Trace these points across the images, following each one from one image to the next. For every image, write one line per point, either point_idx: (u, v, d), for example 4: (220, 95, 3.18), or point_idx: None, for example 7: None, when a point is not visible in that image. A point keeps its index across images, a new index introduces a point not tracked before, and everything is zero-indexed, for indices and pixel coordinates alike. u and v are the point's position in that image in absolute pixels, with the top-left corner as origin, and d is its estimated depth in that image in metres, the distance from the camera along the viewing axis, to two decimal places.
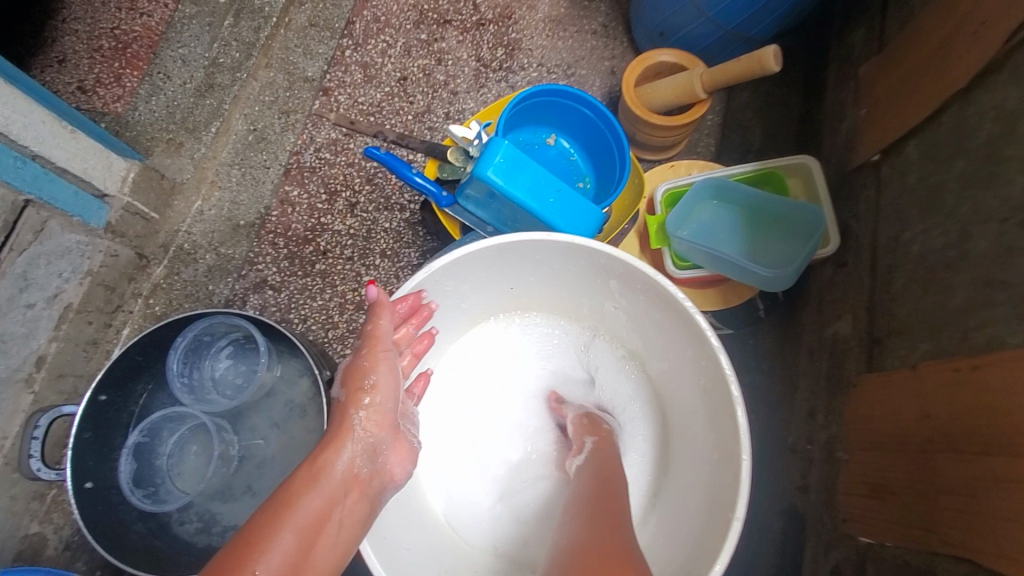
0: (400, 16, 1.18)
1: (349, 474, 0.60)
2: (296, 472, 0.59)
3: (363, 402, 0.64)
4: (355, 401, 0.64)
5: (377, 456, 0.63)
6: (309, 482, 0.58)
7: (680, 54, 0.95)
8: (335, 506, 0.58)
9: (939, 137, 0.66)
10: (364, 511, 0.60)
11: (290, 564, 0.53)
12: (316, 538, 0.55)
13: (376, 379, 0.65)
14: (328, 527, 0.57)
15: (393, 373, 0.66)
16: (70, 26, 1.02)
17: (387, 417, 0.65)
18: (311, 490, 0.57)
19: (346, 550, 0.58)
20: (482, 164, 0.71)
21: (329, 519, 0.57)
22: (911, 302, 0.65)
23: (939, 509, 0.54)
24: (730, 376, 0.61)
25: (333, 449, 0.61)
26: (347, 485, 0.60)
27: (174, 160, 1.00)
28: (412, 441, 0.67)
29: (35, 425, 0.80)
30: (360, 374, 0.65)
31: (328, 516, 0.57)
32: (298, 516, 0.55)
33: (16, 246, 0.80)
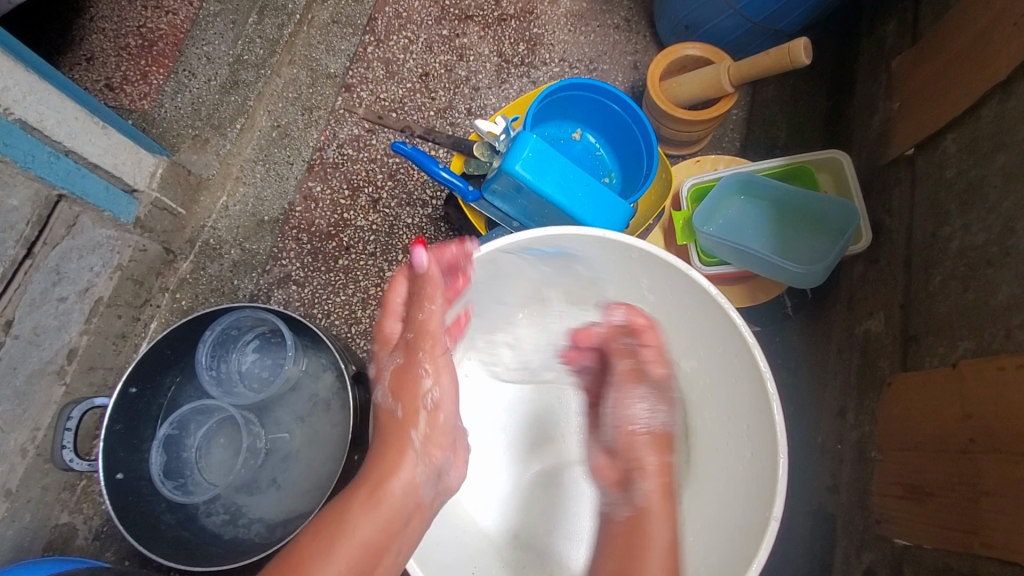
0: (422, 12, 1.18)
1: (409, 501, 0.62)
2: (356, 492, 0.61)
3: (418, 422, 0.65)
4: (413, 421, 0.65)
5: (437, 478, 0.65)
6: (364, 505, 0.60)
7: (706, 47, 0.94)
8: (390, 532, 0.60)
9: (979, 130, 0.65)
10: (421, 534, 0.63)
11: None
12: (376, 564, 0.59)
13: (432, 388, 0.66)
14: (388, 555, 0.60)
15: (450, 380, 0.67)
16: (98, 25, 1.03)
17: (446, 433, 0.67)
18: (364, 516, 0.60)
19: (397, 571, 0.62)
20: (510, 158, 0.71)
21: (387, 549, 0.60)
22: (950, 299, 0.63)
23: (981, 510, 0.53)
24: (765, 372, 0.61)
25: (389, 472, 0.62)
26: (408, 511, 0.62)
27: (200, 156, 1.02)
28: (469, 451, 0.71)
29: (69, 416, 0.84)
30: (415, 387, 0.66)
31: (386, 547, 0.60)
32: (349, 544, 0.58)
33: (49, 241, 0.82)
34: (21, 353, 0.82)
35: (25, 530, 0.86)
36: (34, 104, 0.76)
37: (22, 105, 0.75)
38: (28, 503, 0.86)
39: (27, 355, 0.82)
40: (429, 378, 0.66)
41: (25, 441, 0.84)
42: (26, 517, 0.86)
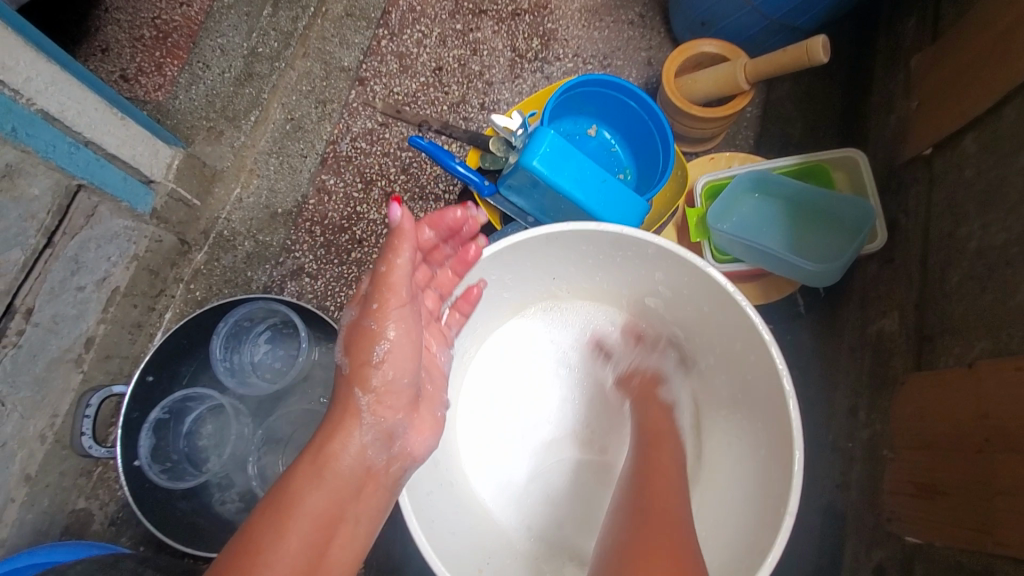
0: (436, 5, 1.18)
1: (360, 466, 0.61)
2: (302, 469, 0.59)
3: (369, 384, 0.63)
4: (360, 379, 0.63)
5: (388, 439, 0.63)
6: (312, 481, 0.59)
7: (722, 44, 0.94)
8: (346, 506, 0.59)
9: (999, 130, 0.64)
10: (380, 502, 0.62)
11: (310, 555, 0.55)
12: (333, 535, 0.58)
13: (384, 350, 0.63)
14: (343, 526, 0.59)
15: (403, 339, 0.64)
16: (111, 16, 1.03)
17: (401, 395, 0.64)
18: (315, 489, 0.58)
19: (353, 555, 0.59)
20: (527, 153, 0.71)
21: (344, 517, 0.59)
22: (967, 299, 0.63)
23: (994, 510, 0.54)
24: (783, 369, 0.61)
25: (338, 445, 0.61)
26: (360, 479, 0.61)
27: (216, 148, 1.03)
28: (434, 414, 0.68)
29: (87, 403, 0.88)
30: (364, 351, 0.63)
31: (342, 514, 0.59)
32: (299, 518, 0.56)
33: (68, 231, 0.83)
34: (41, 341, 0.83)
35: (43, 515, 0.87)
36: (54, 94, 0.77)
37: (44, 95, 0.76)
38: (46, 488, 0.87)
39: (46, 343, 0.84)
40: (379, 334, 0.63)
41: (44, 427, 0.86)
42: (45, 501, 0.88)
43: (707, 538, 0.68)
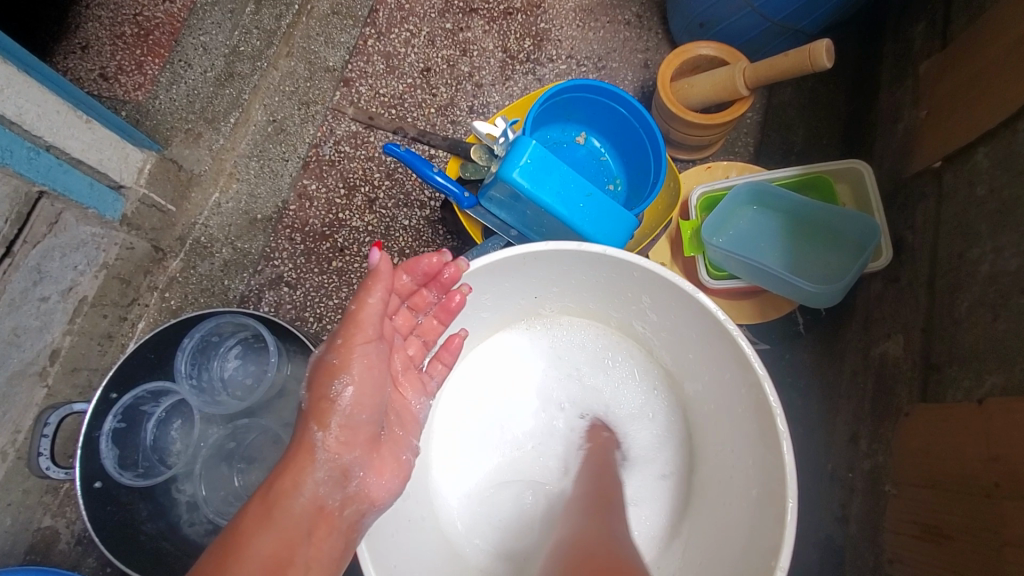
0: (425, 4, 1.13)
1: (312, 506, 0.58)
2: (250, 516, 0.56)
3: (327, 420, 0.59)
4: (318, 415, 0.59)
5: (342, 478, 0.59)
6: (261, 522, 0.55)
7: (720, 47, 0.89)
8: (296, 549, 0.56)
9: (1017, 144, 0.59)
10: (335, 550, 0.58)
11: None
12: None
13: (346, 386, 0.58)
14: (291, 572, 0.55)
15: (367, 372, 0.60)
16: (93, 12, 1.00)
17: (359, 432, 0.60)
18: (264, 532, 0.55)
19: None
20: (507, 164, 0.66)
21: (291, 563, 0.55)
22: (978, 327, 0.58)
23: (1006, 562, 0.49)
24: (776, 408, 0.56)
25: (291, 487, 0.57)
26: (312, 520, 0.57)
27: (194, 151, 0.99)
28: (398, 457, 0.63)
29: (45, 423, 0.77)
30: (323, 386, 0.59)
31: (288, 560, 0.55)
32: (247, 563, 0.53)
33: (29, 239, 0.79)
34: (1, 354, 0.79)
35: (5, 534, 0.84)
36: (12, 96, 0.73)
37: (1, 98, 0.72)
38: (9, 506, 0.84)
39: (7, 357, 0.80)
40: (342, 368, 0.58)
41: (5, 444, 0.83)
42: (8, 520, 0.84)
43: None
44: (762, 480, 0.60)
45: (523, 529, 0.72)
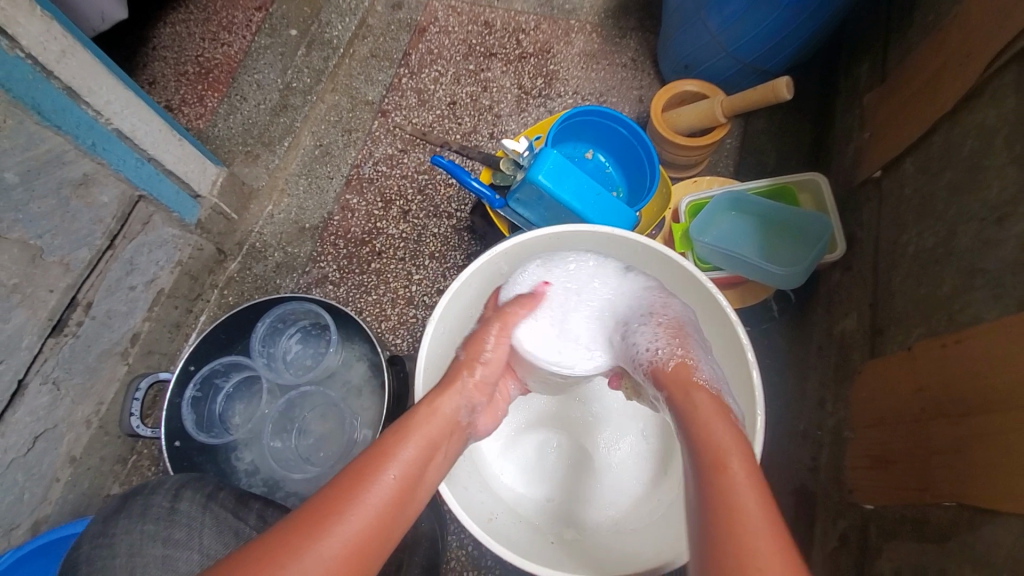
0: (452, 49, 1.33)
1: (456, 415, 0.62)
2: (415, 410, 0.59)
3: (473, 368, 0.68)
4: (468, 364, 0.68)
5: (475, 409, 0.65)
6: (426, 413, 0.59)
7: (702, 84, 1.08)
8: (444, 441, 0.59)
9: (931, 153, 0.75)
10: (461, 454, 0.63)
11: (413, 473, 0.54)
12: (430, 461, 0.56)
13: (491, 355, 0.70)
14: (439, 455, 0.58)
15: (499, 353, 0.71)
16: (160, 54, 1.27)
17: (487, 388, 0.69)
18: (428, 420, 0.59)
19: (433, 489, 0.57)
20: (533, 169, 0.83)
21: (437, 449, 0.58)
22: (909, 295, 0.73)
23: (929, 468, 0.61)
24: (746, 343, 0.69)
25: (445, 393, 0.62)
26: (453, 425, 0.61)
27: (252, 169, 1.17)
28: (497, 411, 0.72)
29: (135, 389, 0.91)
30: (476, 348, 0.70)
31: (438, 445, 0.58)
32: (420, 437, 0.56)
33: (127, 235, 0.95)
34: (96, 333, 0.94)
35: (84, 495, 0.96)
36: (129, 116, 0.89)
37: (121, 117, 0.88)
38: (88, 470, 0.96)
39: (100, 335, 0.95)
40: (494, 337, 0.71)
41: (91, 413, 0.96)
42: (86, 483, 0.96)
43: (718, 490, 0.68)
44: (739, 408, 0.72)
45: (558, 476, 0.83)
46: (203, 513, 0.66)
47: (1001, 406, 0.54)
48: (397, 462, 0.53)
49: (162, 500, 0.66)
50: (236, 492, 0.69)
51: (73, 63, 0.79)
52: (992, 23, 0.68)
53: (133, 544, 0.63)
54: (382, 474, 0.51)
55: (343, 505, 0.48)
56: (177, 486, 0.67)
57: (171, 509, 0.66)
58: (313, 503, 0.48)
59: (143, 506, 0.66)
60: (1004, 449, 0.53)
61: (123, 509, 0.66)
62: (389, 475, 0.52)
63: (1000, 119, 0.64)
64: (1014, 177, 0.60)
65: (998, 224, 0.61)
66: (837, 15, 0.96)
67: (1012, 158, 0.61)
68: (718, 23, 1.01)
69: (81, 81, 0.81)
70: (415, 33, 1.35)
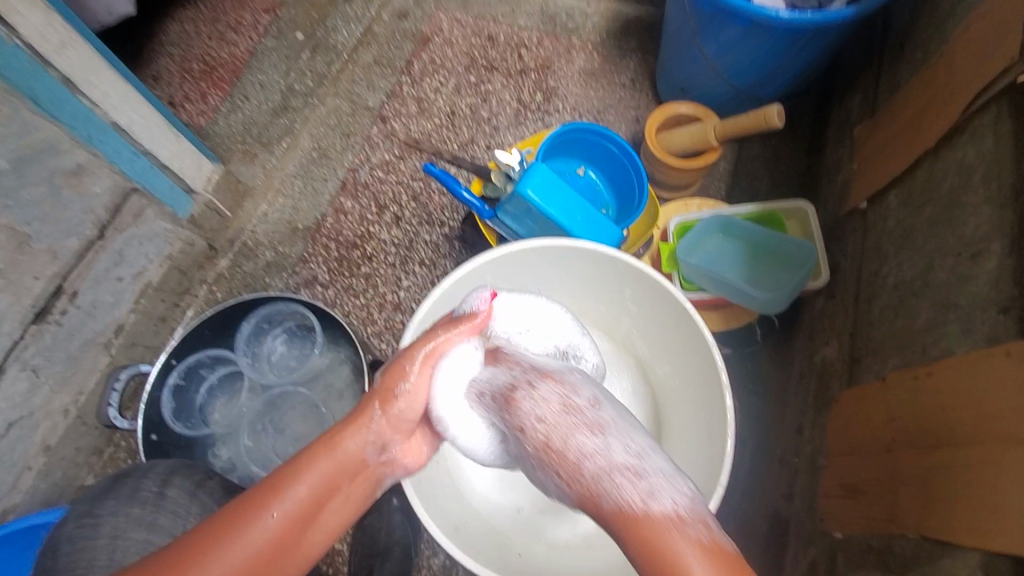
0: (454, 59, 1.35)
1: (359, 458, 0.55)
2: (315, 441, 0.55)
3: (391, 401, 0.57)
4: (385, 395, 0.57)
5: (387, 449, 0.57)
6: (326, 448, 0.54)
7: (696, 106, 1.09)
8: (341, 481, 0.54)
9: (913, 187, 0.76)
10: (369, 491, 0.56)
11: (302, 516, 0.52)
12: (325, 503, 0.53)
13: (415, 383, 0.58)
14: (336, 495, 0.54)
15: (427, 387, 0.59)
16: (166, 50, 1.28)
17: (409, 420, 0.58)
18: (327, 455, 0.54)
19: (337, 521, 0.55)
20: (522, 183, 0.84)
21: (337, 489, 0.54)
22: (887, 326, 0.73)
23: (897, 498, 0.61)
24: (720, 366, 0.71)
25: (352, 427, 0.56)
26: (357, 464, 0.55)
27: (249, 168, 1.21)
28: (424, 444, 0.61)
29: (116, 378, 0.93)
30: (395, 376, 0.57)
31: (338, 486, 0.54)
32: (316, 473, 0.53)
33: (117, 226, 0.96)
34: (79, 322, 0.94)
35: (57, 484, 0.96)
36: (127, 111, 0.91)
37: (119, 110, 0.90)
38: (61, 459, 0.96)
39: (84, 325, 0.95)
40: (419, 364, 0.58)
41: (70, 402, 0.96)
42: (60, 472, 0.96)
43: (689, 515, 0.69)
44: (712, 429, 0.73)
45: None
46: (191, 501, 0.69)
47: (967, 439, 0.54)
48: (286, 500, 0.51)
49: (152, 484, 0.70)
50: (223, 483, 0.74)
51: (72, 57, 0.81)
52: (975, 63, 0.69)
53: (116, 526, 0.66)
54: (262, 517, 0.51)
55: (212, 547, 0.49)
56: (167, 472, 0.71)
57: (159, 494, 0.69)
58: (191, 540, 0.50)
59: (133, 489, 0.69)
60: (969, 483, 0.53)
61: (113, 489, 0.69)
62: (270, 518, 0.51)
63: (978, 157, 0.65)
64: (988, 216, 0.61)
65: (972, 260, 0.62)
66: (830, 48, 0.97)
67: (987, 197, 0.62)
68: (714, 50, 1.02)
69: (79, 72, 0.82)
70: (419, 42, 1.36)
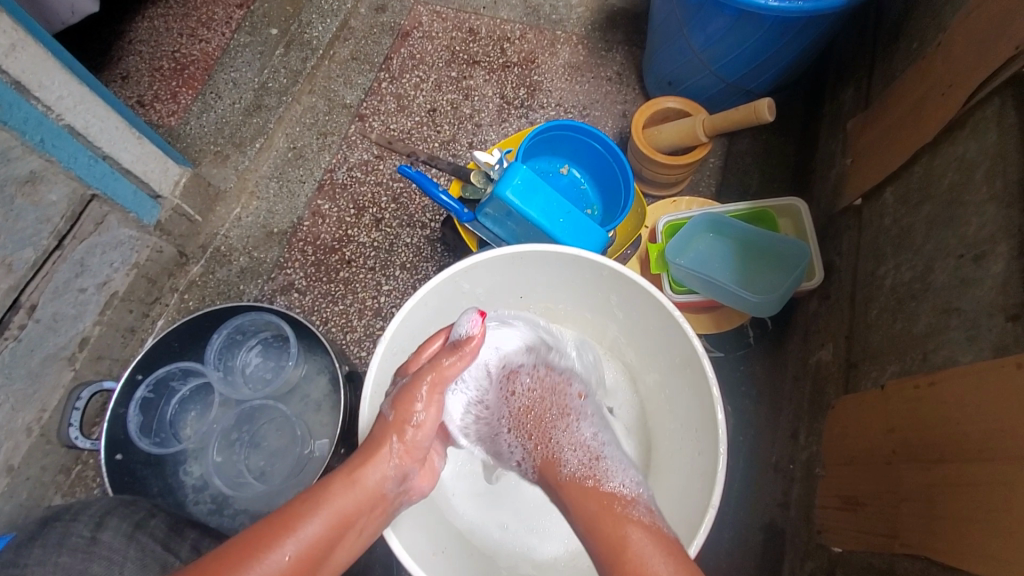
0: (434, 54, 1.30)
1: (377, 490, 0.59)
2: (333, 477, 0.58)
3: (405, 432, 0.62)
4: (399, 427, 0.62)
5: (405, 479, 0.61)
6: (343, 484, 0.57)
7: (683, 101, 1.05)
8: (359, 514, 0.57)
9: (910, 183, 0.73)
10: (380, 526, 0.60)
11: (315, 553, 0.52)
12: (339, 539, 0.55)
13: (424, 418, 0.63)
14: (350, 532, 0.56)
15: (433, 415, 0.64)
16: (134, 47, 1.21)
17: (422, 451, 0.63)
18: (344, 491, 0.57)
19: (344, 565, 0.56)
20: (502, 184, 0.80)
21: (352, 526, 0.56)
22: (885, 330, 0.70)
23: (900, 514, 0.58)
24: (711, 377, 0.67)
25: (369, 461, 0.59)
26: (374, 498, 0.58)
27: (221, 171, 1.12)
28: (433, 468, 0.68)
29: (78, 397, 0.90)
30: (406, 408, 0.62)
31: (352, 522, 0.56)
32: (330, 509, 0.55)
33: (78, 235, 0.91)
34: (39, 337, 0.89)
35: (20, 507, 0.91)
36: (81, 112, 0.85)
37: (73, 112, 0.84)
38: (26, 481, 0.91)
39: (45, 339, 0.90)
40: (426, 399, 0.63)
41: (31, 421, 0.91)
42: (23, 495, 0.91)
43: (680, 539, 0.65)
44: (706, 441, 0.68)
45: (522, 502, 0.79)
46: (127, 545, 0.63)
47: (978, 456, 0.51)
48: (299, 539, 0.52)
49: (83, 529, 0.64)
50: (171, 519, 0.68)
51: (22, 58, 0.76)
52: (975, 54, 0.66)
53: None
54: (275, 554, 0.50)
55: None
56: (100, 514, 0.65)
57: (90, 541, 0.63)
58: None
59: (62, 535, 0.64)
60: (981, 503, 0.50)
61: (39, 536, 0.64)
62: (283, 555, 0.51)
63: (981, 153, 0.62)
64: (993, 215, 0.58)
65: (976, 262, 0.59)
66: (822, 38, 0.93)
67: (991, 195, 0.59)
68: (702, 41, 0.98)
69: (30, 75, 0.77)
70: (398, 37, 1.31)
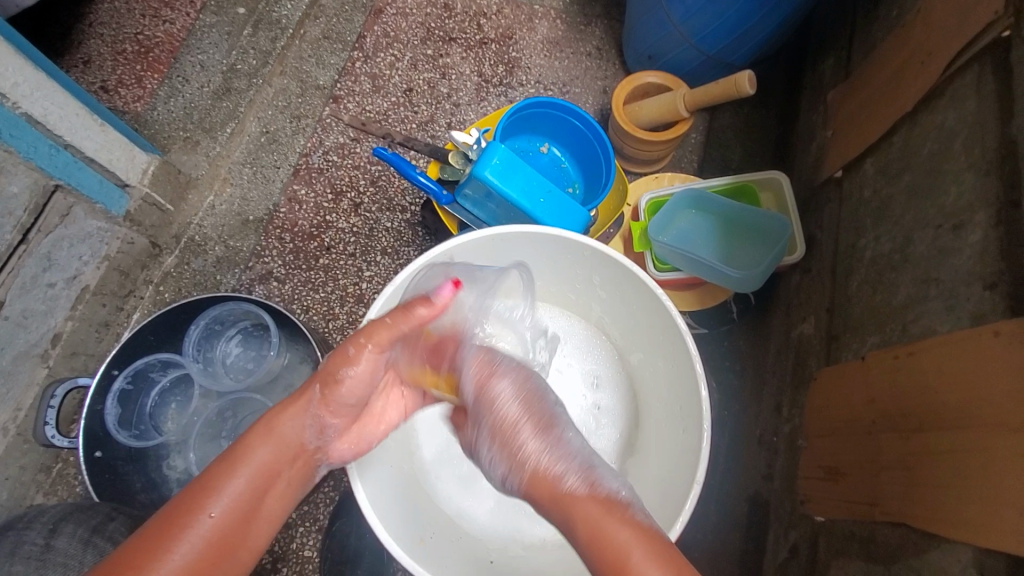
0: (409, 32, 1.26)
1: (298, 444, 0.61)
2: (252, 430, 0.60)
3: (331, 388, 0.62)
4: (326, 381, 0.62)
5: (327, 432, 0.63)
6: (263, 436, 0.60)
7: (664, 75, 1.03)
8: (281, 468, 0.60)
9: (890, 154, 0.73)
10: (307, 477, 0.63)
11: (242, 507, 0.56)
12: (266, 492, 0.58)
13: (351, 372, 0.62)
14: (276, 483, 0.59)
15: (373, 370, 0.63)
16: (95, 30, 1.16)
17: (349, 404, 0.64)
18: (264, 444, 0.59)
19: (276, 518, 0.60)
20: (480, 164, 0.78)
21: (277, 477, 0.60)
22: (866, 302, 0.70)
23: (880, 483, 0.59)
24: (694, 355, 0.67)
25: (290, 413, 0.61)
26: (297, 451, 0.61)
27: (191, 157, 1.10)
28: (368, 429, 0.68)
29: (53, 394, 0.90)
30: (338, 364, 0.62)
31: (276, 472, 0.59)
32: (252, 465, 0.58)
33: (43, 228, 0.88)
34: (9, 335, 0.86)
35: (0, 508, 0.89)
36: (39, 99, 0.81)
37: (30, 99, 0.80)
38: (5, 481, 0.89)
39: (15, 337, 0.87)
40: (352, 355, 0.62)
41: (6, 420, 0.88)
42: (4, 495, 0.89)
43: (666, 516, 0.66)
44: (690, 419, 0.69)
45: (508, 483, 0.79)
46: (84, 550, 0.65)
47: (956, 425, 0.52)
48: (223, 496, 0.56)
49: (37, 536, 0.65)
50: (131, 523, 0.71)
51: None
52: (955, 20, 0.65)
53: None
54: (202, 516, 0.54)
55: (156, 552, 0.52)
56: (55, 520, 0.67)
57: (46, 547, 0.64)
58: (133, 545, 0.52)
59: (16, 544, 0.65)
60: (958, 470, 0.51)
61: None
62: (209, 517, 0.54)
63: (960, 121, 0.61)
64: (970, 184, 0.58)
65: (954, 231, 0.59)
66: (803, 8, 0.92)
67: (970, 163, 0.59)
68: (681, 13, 0.97)
69: None
70: (371, 13, 1.27)
